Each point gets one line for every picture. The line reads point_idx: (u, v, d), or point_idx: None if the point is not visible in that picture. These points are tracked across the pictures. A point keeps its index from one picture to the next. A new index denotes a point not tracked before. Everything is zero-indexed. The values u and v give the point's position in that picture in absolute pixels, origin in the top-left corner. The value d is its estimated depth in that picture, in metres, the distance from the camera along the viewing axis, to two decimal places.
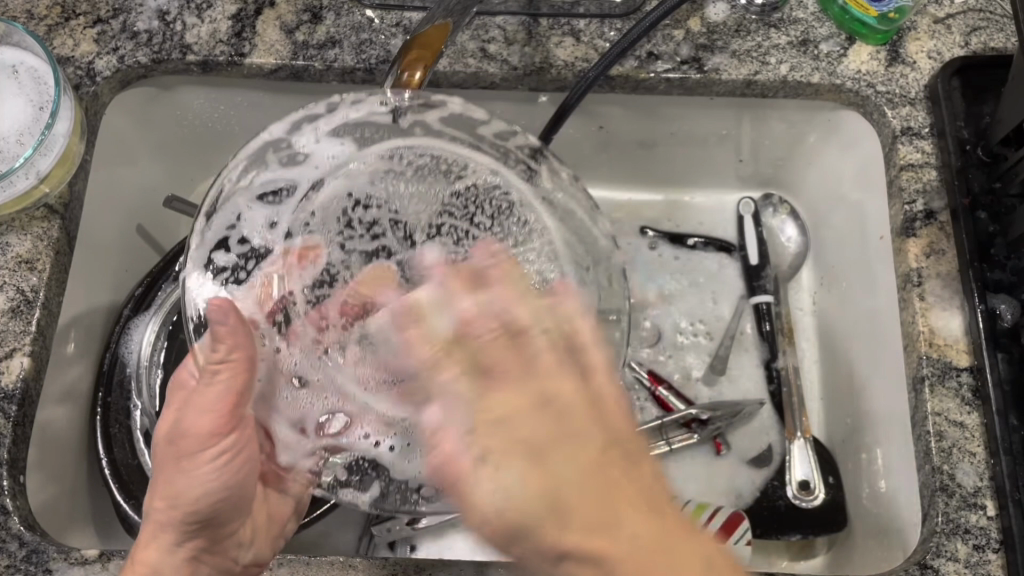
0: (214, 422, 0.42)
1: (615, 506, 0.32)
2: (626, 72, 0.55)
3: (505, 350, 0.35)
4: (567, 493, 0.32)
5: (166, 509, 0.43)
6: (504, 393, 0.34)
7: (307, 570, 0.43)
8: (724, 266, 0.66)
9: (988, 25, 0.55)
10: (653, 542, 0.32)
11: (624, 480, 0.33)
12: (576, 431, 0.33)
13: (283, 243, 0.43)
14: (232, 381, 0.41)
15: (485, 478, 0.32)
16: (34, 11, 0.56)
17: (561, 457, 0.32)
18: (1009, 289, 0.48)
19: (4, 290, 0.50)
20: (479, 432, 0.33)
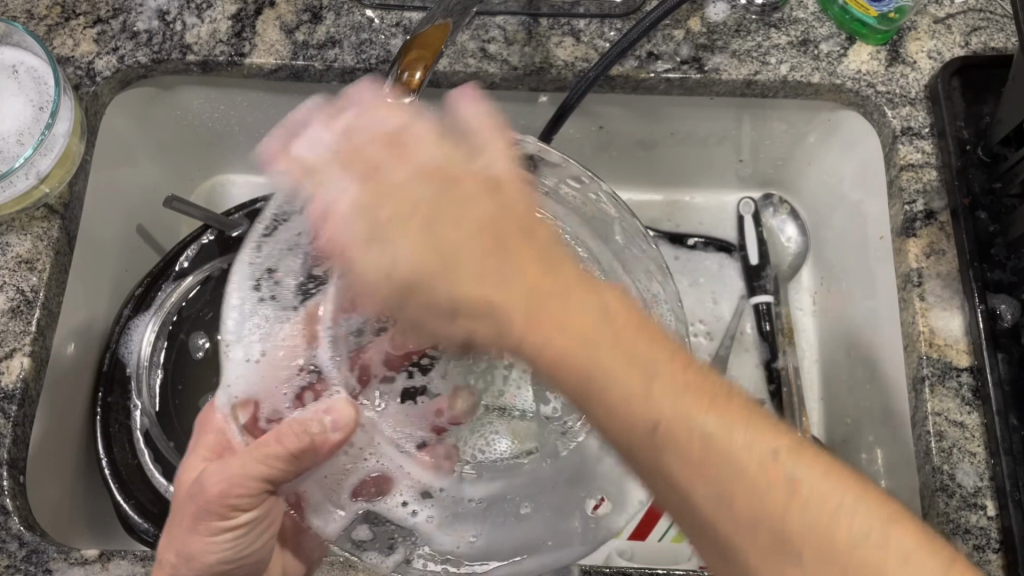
0: (240, 496, 0.39)
1: (591, 335, 0.31)
2: (626, 72, 0.55)
3: (429, 193, 0.36)
4: (568, 336, 0.32)
5: (176, 566, 0.41)
6: (443, 229, 0.35)
7: None
8: (725, 266, 0.66)
9: (988, 25, 0.55)
10: (636, 352, 0.31)
11: (583, 315, 0.32)
12: (557, 282, 0.33)
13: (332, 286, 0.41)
14: (281, 469, 0.38)
15: (437, 298, 0.34)
16: (34, 11, 0.56)
17: (545, 304, 0.32)
18: (1010, 289, 0.48)
19: (4, 290, 0.50)
20: (429, 269, 0.34)
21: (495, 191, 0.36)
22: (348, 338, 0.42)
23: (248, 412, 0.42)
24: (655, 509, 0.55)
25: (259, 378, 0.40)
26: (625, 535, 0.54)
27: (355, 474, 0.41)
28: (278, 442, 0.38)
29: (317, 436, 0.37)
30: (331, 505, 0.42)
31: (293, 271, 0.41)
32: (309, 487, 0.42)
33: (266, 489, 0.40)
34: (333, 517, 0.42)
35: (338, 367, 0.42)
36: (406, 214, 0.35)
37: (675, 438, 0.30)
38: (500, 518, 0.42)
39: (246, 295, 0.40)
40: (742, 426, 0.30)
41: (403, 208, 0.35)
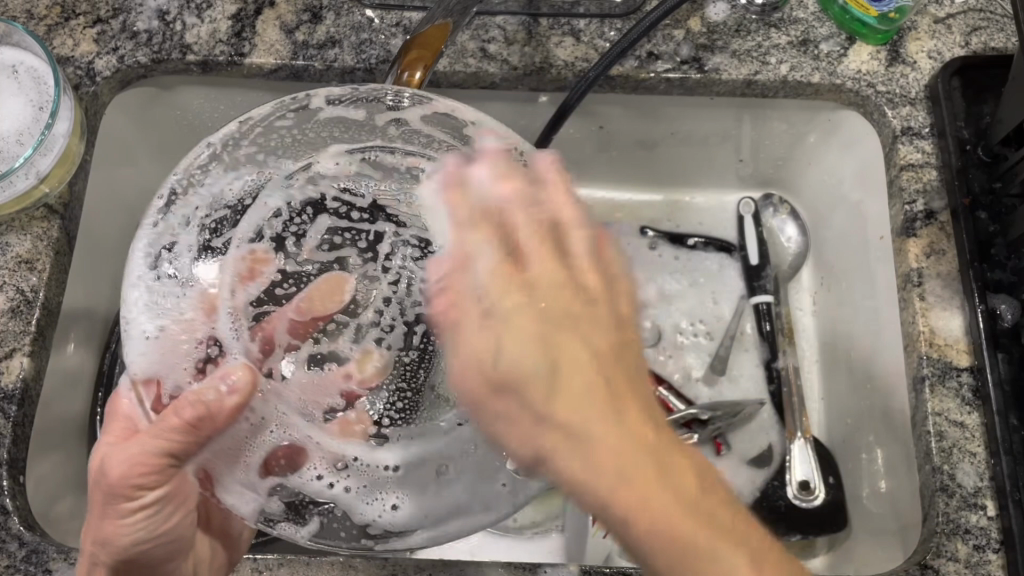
0: (144, 476, 0.40)
1: (647, 454, 0.30)
2: (626, 72, 0.55)
3: (546, 282, 0.33)
4: (622, 464, 0.29)
5: (95, 552, 0.41)
6: (561, 335, 0.31)
7: (307, 570, 0.43)
8: (725, 266, 0.66)
9: (988, 25, 0.55)
10: (679, 488, 0.30)
11: (670, 461, 0.30)
12: (645, 418, 0.31)
13: (235, 253, 0.43)
14: (184, 441, 0.39)
15: (496, 404, 0.31)
16: (34, 11, 0.56)
17: (609, 429, 0.30)
18: (1010, 289, 0.48)
19: (4, 290, 0.49)
20: (530, 362, 0.31)
21: (587, 295, 0.33)
22: (251, 307, 0.43)
23: (152, 391, 0.42)
24: None
25: (153, 355, 0.40)
26: None
27: (260, 448, 0.41)
28: (177, 415, 0.38)
29: (213, 403, 0.38)
30: (243, 477, 0.41)
31: (188, 248, 0.42)
32: (217, 462, 0.42)
33: (169, 463, 0.40)
34: (244, 490, 0.41)
35: (240, 338, 0.42)
36: (516, 296, 0.32)
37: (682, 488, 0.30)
38: (419, 485, 0.42)
39: (143, 274, 0.41)
40: (766, 564, 0.30)
41: (492, 314, 0.32)
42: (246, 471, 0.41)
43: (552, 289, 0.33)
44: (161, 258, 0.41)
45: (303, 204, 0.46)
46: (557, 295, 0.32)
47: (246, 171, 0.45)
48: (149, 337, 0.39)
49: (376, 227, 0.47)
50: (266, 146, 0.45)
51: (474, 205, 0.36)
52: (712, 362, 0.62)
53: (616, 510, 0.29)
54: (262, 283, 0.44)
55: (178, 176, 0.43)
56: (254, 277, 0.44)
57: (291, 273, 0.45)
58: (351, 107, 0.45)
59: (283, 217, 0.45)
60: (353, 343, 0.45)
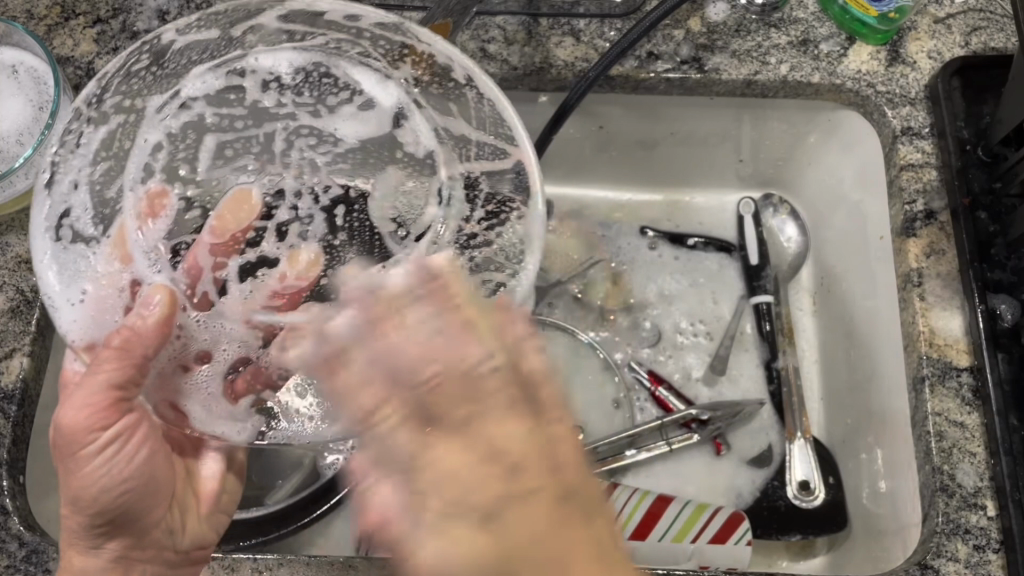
0: (93, 415, 0.40)
1: (538, 520, 0.32)
2: (626, 72, 0.55)
3: (440, 393, 0.35)
4: (446, 466, 0.33)
5: (73, 509, 0.42)
6: (445, 444, 0.34)
7: (307, 570, 0.43)
8: (724, 266, 0.66)
9: (988, 25, 0.55)
10: (485, 472, 0.33)
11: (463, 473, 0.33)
12: (476, 400, 0.35)
13: (129, 194, 0.40)
14: (122, 370, 0.38)
15: (391, 439, 0.35)
16: (34, 11, 0.56)
17: (444, 447, 0.34)
18: (1010, 290, 0.48)
19: (5, 291, 0.50)
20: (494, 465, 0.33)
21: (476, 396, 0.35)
22: (165, 242, 0.39)
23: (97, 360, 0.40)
24: (655, 510, 0.54)
25: (86, 318, 0.38)
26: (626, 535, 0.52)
27: (218, 365, 0.38)
28: (107, 346, 0.38)
29: (137, 322, 0.36)
30: (205, 395, 0.39)
31: (85, 206, 0.39)
32: (189, 400, 0.39)
33: (119, 399, 0.40)
34: (216, 410, 0.39)
35: (162, 272, 0.38)
36: (444, 398, 0.35)
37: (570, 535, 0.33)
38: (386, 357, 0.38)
39: (48, 245, 0.38)
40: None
41: (380, 355, 0.36)
42: (212, 400, 0.39)
43: (447, 326, 0.36)
44: (65, 236, 0.38)
45: (184, 129, 0.42)
46: (497, 415, 0.35)
47: (117, 121, 0.41)
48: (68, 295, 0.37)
49: (264, 130, 0.44)
50: (133, 94, 0.41)
51: (368, 291, 0.38)
52: (712, 362, 0.62)
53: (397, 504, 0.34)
54: (169, 217, 0.40)
55: (50, 153, 0.40)
56: (160, 214, 0.40)
57: (195, 198, 0.41)
58: (204, 28, 0.43)
59: (168, 150, 0.41)
60: (279, 243, 0.41)
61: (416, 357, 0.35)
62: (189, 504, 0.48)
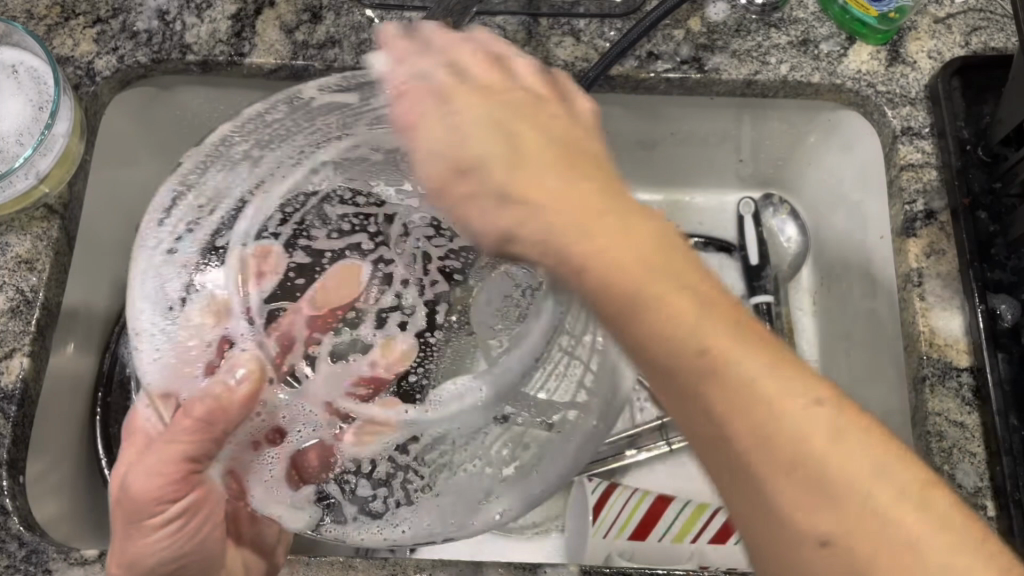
0: (164, 487, 0.41)
1: (760, 363, 0.26)
2: (626, 72, 0.55)
3: (492, 133, 0.31)
4: (567, 218, 0.28)
5: (123, 573, 0.42)
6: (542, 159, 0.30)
7: (307, 570, 0.43)
8: (725, 266, 0.66)
9: (988, 25, 0.55)
10: (689, 286, 0.27)
11: (570, 193, 0.29)
12: (624, 211, 0.29)
13: (244, 247, 0.42)
14: (196, 441, 0.39)
15: (474, 213, 0.30)
16: (34, 11, 0.56)
17: (555, 200, 0.29)
18: (1009, 289, 0.48)
19: (4, 290, 0.49)
20: (506, 135, 0.31)
21: (535, 100, 0.32)
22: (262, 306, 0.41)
23: (170, 408, 0.41)
24: (655, 510, 0.54)
25: (165, 367, 0.38)
26: (626, 534, 0.53)
27: (283, 455, 0.38)
28: (188, 415, 0.38)
29: (221, 395, 0.36)
30: (271, 476, 0.39)
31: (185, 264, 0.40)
32: (252, 482, 0.39)
33: (188, 471, 0.41)
34: (278, 496, 0.39)
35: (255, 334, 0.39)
36: (479, 130, 0.31)
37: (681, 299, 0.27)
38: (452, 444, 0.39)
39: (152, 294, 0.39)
40: (885, 449, 0.25)
41: (449, 107, 0.31)
42: (274, 482, 0.39)
43: (551, 123, 0.31)
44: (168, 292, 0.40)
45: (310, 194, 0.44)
46: (613, 239, 0.28)
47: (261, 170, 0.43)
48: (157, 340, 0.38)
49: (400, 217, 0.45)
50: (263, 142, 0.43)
51: (434, 54, 0.34)
52: None
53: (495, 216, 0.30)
54: (274, 278, 0.42)
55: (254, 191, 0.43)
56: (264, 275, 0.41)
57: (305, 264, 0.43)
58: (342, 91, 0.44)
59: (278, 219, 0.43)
60: (376, 330, 0.42)
61: (478, 93, 0.32)
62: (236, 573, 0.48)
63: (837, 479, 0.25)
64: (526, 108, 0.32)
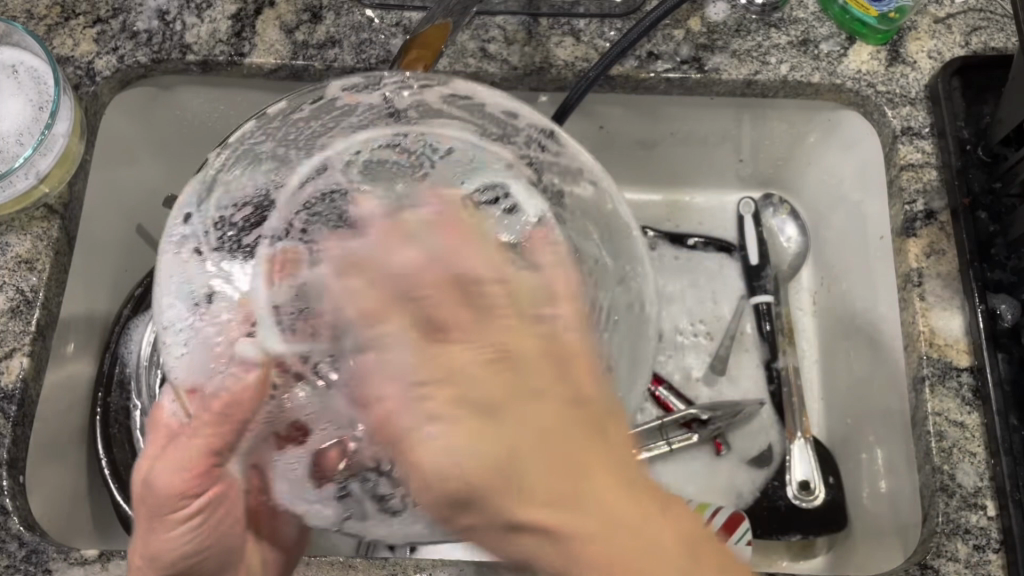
0: (193, 480, 0.40)
1: (629, 517, 0.29)
2: (626, 72, 0.55)
3: (462, 306, 0.33)
4: (524, 466, 0.29)
5: (142, 568, 0.41)
6: (492, 386, 0.31)
7: (307, 569, 0.43)
8: (725, 265, 0.66)
9: (988, 25, 0.55)
10: (602, 469, 0.30)
11: (549, 415, 0.31)
12: (576, 455, 0.30)
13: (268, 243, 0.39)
14: (218, 436, 0.38)
15: (436, 424, 0.31)
16: (34, 11, 0.56)
17: (525, 459, 0.30)
18: (1010, 289, 0.48)
19: (4, 290, 0.49)
20: (441, 329, 0.32)
21: (519, 313, 0.33)
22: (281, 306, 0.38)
23: (195, 404, 0.39)
24: None
25: (192, 359, 0.38)
26: None
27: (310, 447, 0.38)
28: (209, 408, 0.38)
29: (240, 386, 0.37)
30: (294, 475, 0.39)
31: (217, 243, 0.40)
32: (277, 481, 0.40)
33: (211, 466, 0.40)
34: (305, 495, 0.39)
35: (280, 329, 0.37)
36: (481, 366, 0.31)
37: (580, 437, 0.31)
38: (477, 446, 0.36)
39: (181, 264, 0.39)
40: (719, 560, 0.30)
41: (415, 304, 0.33)
42: (297, 479, 0.39)
43: (562, 342, 0.33)
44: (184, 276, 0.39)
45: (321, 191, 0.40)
46: (533, 478, 0.29)
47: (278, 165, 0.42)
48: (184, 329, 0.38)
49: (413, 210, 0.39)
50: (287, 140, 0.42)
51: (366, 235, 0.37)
52: (713, 362, 0.62)
53: (452, 421, 0.31)
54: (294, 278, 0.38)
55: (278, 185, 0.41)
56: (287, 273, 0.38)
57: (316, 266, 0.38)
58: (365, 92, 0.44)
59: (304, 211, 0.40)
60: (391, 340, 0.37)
61: (414, 265, 0.34)
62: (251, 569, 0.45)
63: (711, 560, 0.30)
64: (506, 308, 0.33)
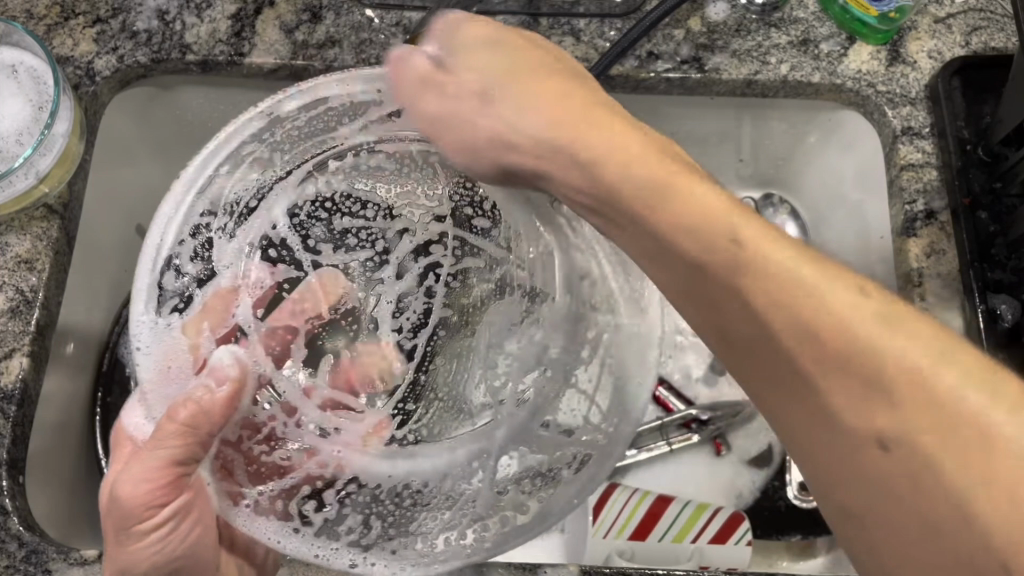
0: (153, 492, 0.39)
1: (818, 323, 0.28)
2: (626, 72, 0.55)
3: (762, 288, 0.29)
4: (760, 312, 0.29)
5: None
6: (749, 282, 0.29)
7: (307, 570, 0.42)
8: None
9: (988, 25, 0.55)
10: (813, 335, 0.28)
11: (783, 270, 0.29)
12: (740, 265, 0.29)
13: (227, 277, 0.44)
14: (183, 446, 0.39)
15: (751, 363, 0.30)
16: (34, 11, 0.56)
17: (758, 293, 0.29)
18: (1010, 290, 0.48)
19: (4, 290, 0.49)
20: (725, 235, 0.30)
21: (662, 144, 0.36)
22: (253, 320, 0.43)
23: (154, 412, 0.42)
24: (655, 510, 0.54)
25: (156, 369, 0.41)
26: (626, 535, 0.52)
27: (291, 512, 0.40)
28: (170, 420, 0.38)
29: (204, 400, 0.38)
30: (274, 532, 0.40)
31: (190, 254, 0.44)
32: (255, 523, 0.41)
33: (178, 473, 0.40)
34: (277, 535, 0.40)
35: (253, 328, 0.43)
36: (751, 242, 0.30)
37: (830, 330, 0.27)
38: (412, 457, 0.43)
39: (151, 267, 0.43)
40: (977, 373, 0.26)
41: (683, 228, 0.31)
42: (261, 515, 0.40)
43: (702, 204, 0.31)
44: (167, 283, 0.43)
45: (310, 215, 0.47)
46: (834, 301, 0.28)
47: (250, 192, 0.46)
48: (157, 329, 0.41)
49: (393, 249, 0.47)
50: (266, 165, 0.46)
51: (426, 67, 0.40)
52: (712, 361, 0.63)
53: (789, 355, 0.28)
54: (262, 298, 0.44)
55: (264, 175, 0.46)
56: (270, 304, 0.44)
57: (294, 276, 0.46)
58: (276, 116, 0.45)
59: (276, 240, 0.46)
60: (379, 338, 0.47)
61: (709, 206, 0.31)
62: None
63: (966, 433, 0.25)
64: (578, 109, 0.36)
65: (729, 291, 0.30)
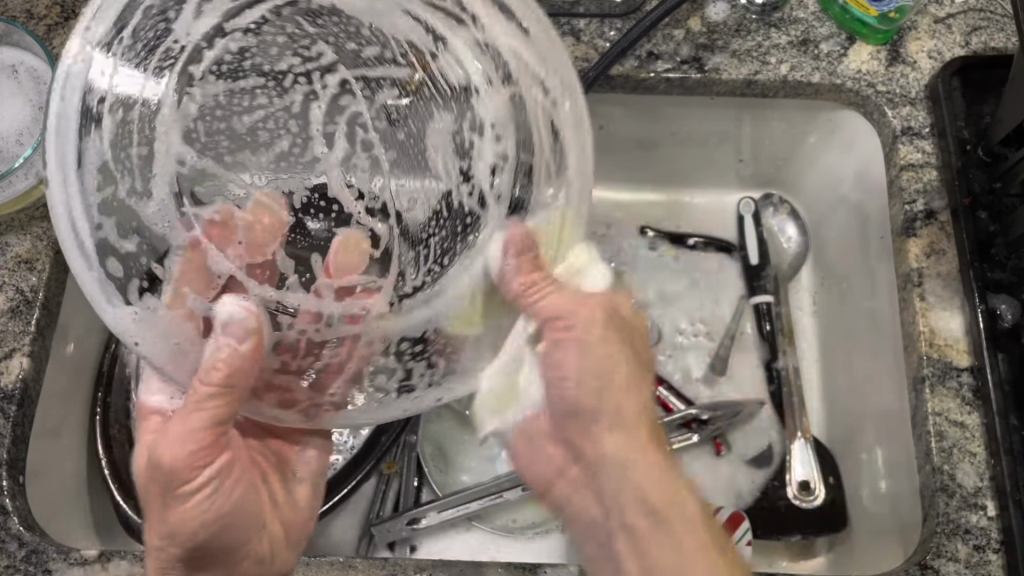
0: (198, 453, 0.38)
1: (668, 504, 0.43)
2: (626, 72, 0.55)
3: (642, 501, 0.43)
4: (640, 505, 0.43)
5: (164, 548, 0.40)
6: (627, 511, 0.43)
7: (307, 570, 0.43)
8: (725, 266, 0.66)
9: (988, 25, 0.55)
10: (661, 500, 0.43)
11: (669, 515, 0.43)
12: (635, 491, 0.43)
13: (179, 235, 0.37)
14: (223, 406, 0.38)
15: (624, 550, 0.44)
16: (34, 11, 0.56)
17: (644, 506, 0.43)
18: (1010, 289, 0.48)
19: (4, 290, 0.50)
20: (621, 472, 0.44)
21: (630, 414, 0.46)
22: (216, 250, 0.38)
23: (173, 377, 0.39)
24: None
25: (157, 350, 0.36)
26: None
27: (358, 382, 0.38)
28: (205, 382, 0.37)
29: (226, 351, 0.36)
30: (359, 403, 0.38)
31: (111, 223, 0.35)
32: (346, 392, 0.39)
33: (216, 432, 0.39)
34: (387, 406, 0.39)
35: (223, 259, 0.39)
36: (642, 473, 0.43)
37: (660, 509, 0.43)
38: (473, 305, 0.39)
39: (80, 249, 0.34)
40: None
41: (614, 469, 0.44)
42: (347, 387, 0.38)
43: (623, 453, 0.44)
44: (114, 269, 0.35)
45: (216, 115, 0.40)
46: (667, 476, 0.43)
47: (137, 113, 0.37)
48: (143, 318, 0.35)
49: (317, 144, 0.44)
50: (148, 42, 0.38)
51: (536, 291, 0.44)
52: (713, 362, 0.63)
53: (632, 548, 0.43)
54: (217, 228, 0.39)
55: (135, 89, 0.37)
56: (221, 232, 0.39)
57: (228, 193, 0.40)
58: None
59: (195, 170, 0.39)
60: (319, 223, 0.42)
61: (627, 457, 0.44)
62: (277, 527, 0.44)
63: None
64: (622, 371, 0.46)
65: (602, 498, 0.44)
